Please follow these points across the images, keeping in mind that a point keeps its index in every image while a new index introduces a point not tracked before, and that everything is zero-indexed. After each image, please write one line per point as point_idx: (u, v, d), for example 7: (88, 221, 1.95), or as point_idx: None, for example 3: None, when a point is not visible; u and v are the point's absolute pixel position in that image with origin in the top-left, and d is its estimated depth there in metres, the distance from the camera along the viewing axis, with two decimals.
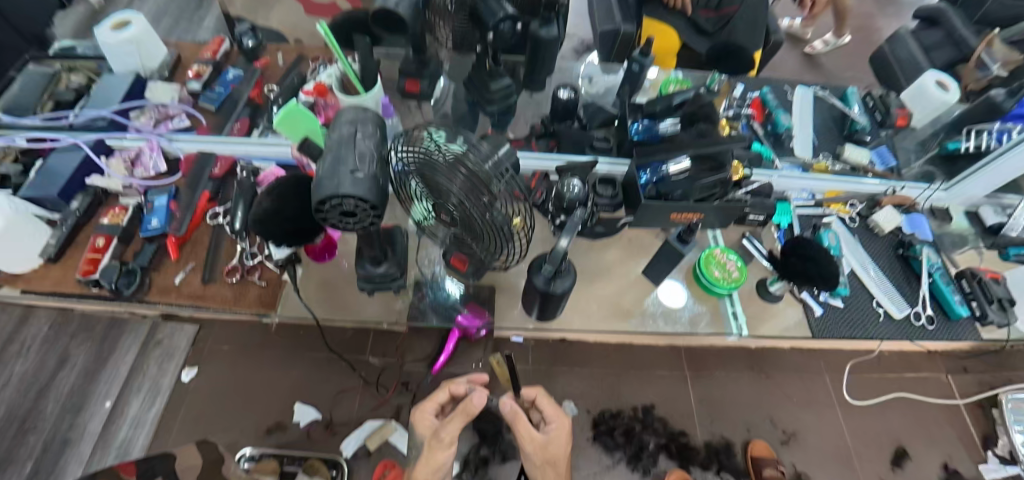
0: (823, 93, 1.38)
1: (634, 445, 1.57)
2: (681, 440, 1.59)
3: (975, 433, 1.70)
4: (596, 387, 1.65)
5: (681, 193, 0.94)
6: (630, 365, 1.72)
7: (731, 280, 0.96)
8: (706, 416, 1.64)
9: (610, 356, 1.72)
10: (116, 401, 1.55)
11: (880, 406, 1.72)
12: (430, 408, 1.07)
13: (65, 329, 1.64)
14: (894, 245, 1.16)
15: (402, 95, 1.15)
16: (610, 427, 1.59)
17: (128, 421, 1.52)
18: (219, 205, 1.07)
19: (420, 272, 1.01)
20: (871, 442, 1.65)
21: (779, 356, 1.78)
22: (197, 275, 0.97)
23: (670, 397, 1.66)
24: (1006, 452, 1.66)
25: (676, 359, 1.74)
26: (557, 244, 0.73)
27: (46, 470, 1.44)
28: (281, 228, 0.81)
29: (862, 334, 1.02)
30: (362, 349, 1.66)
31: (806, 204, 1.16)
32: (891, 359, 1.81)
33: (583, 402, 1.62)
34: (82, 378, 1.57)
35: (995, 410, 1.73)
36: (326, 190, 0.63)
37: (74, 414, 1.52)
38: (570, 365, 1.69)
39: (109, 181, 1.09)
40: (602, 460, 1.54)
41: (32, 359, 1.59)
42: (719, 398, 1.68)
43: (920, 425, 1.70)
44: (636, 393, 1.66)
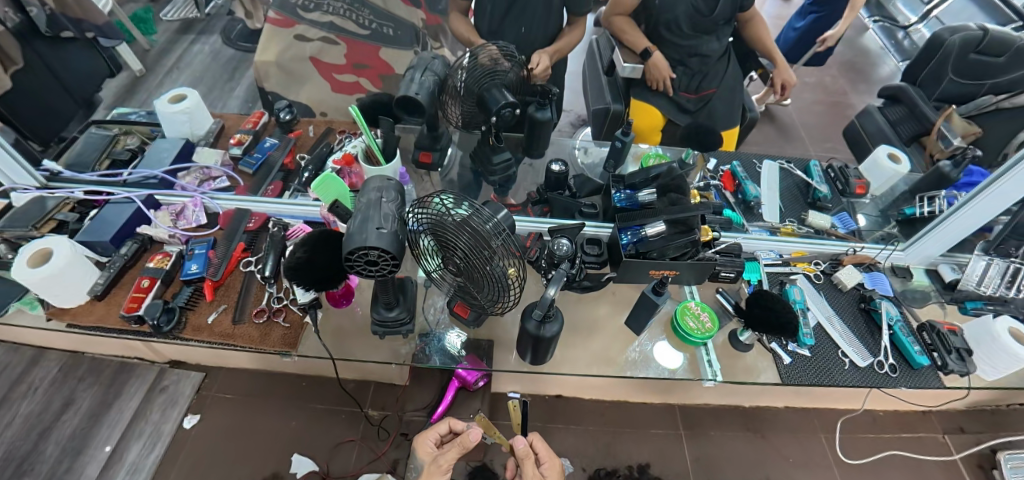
0: (787, 166, 1.56)
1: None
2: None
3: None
4: (592, 443, 1.69)
5: (657, 251, 1.07)
6: (627, 421, 1.76)
7: (704, 330, 1.07)
8: (702, 475, 1.67)
9: (607, 413, 1.77)
10: (116, 447, 1.59)
11: (877, 469, 1.74)
12: (429, 439, 1.19)
13: (74, 372, 1.71)
14: (857, 300, 1.28)
15: (416, 166, 1.33)
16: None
17: (126, 467, 1.55)
18: (252, 255, 1.21)
19: (425, 319, 1.12)
20: None
21: (773, 416, 1.82)
22: (228, 316, 1.09)
23: (665, 455, 1.70)
24: None
25: (670, 418, 1.79)
26: (546, 292, 0.85)
27: None
28: (310, 275, 0.94)
29: (829, 380, 1.11)
30: (362, 399, 1.73)
31: (775, 262, 1.28)
32: (883, 419, 1.85)
33: (579, 459, 1.66)
34: (86, 421, 1.63)
35: (995, 471, 1.75)
36: (355, 242, 0.78)
37: (73, 458, 1.56)
38: (567, 422, 1.74)
39: (156, 230, 1.23)
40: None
41: (39, 400, 1.65)
42: (713, 458, 1.71)
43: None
44: (632, 451, 1.69)
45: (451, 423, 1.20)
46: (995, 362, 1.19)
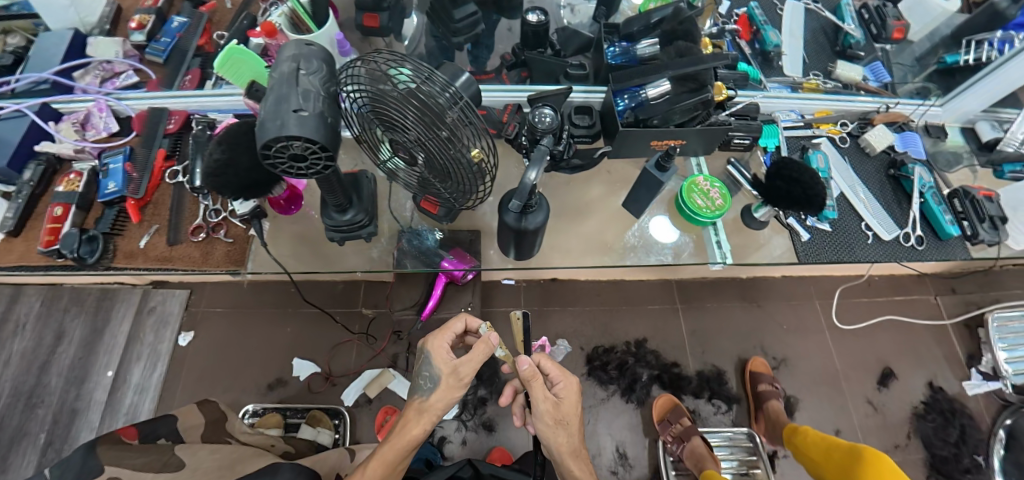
0: (814, 6, 1.30)
1: (628, 378, 1.60)
2: (674, 371, 1.62)
3: (959, 351, 1.73)
4: (589, 325, 1.67)
5: (660, 118, 0.88)
6: (623, 301, 1.72)
7: (714, 209, 0.91)
8: (698, 346, 1.67)
9: (602, 294, 1.72)
10: (118, 371, 1.51)
11: (869, 330, 1.74)
12: (444, 337, 0.91)
13: (57, 304, 1.58)
14: (886, 166, 1.14)
15: (363, 33, 1.07)
16: (604, 362, 1.61)
17: (133, 388, 1.50)
18: (178, 163, 1.02)
19: (394, 219, 0.96)
20: (859, 364, 1.68)
21: (770, 285, 1.79)
22: (163, 237, 0.96)
23: (662, 330, 1.68)
24: (989, 369, 1.68)
25: (667, 293, 1.75)
26: (524, 177, 0.68)
27: (59, 440, 1.42)
28: (235, 181, 0.76)
29: (850, 256, 1.01)
30: (353, 302, 1.63)
31: (795, 124, 1.09)
32: (875, 282, 1.82)
33: (576, 340, 1.64)
34: (82, 351, 1.53)
35: (981, 330, 1.75)
36: (269, 132, 0.59)
37: (79, 386, 1.49)
38: (564, 304, 1.69)
39: (59, 147, 1.02)
40: (596, 394, 1.57)
41: (30, 336, 1.54)
42: (709, 330, 1.70)
43: (908, 344, 1.73)
44: (629, 329, 1.67)
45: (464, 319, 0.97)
46: None
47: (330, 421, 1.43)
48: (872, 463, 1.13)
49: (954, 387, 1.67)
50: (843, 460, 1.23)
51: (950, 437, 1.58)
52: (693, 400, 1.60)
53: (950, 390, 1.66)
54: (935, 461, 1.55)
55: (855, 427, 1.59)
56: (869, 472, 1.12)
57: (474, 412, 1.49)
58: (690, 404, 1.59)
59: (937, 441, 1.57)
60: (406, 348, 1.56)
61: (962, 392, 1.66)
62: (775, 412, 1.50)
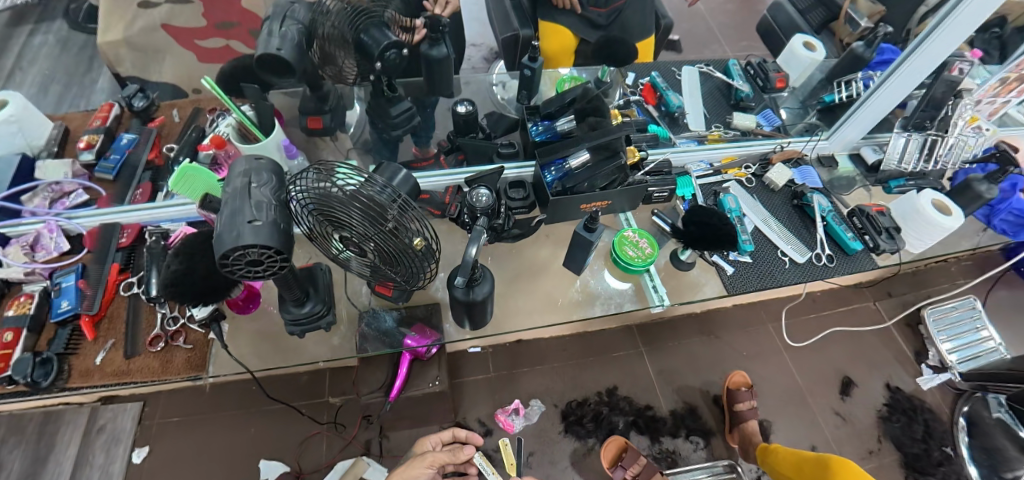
0: (707, 69, 1.50)
1: (605, 428, 1.62)
2: (648, 414, 1.66)
3: (908, 350, 1.87)
4: (560, 381, 1.69)
5: (586, 184, 1.00)
6: (590, 352, 1.77)
7: (645, 258, 1.01)
8: (667, 385, 1.73)
9: (569, 348, 1.77)
10: None
11: (820, 344, 1.86)
12: (430, 440, 1.26)
13: None
14: (790, 197, 1.30)
15: (308, 133, 1.17)
16: (579, 415, 1.63)
17: None
18: (133, 275, 1.04)
19: (352, 305, 1.01)
20: (819, 378, 1.79)
21: (723, 315, 1.90)
22: (120, 351, 0.95)
23: (631, 375, 1.73)
24: (937, 362, 1.81)
25: (630, 338, 1.81)
26: (466, 254, 0.74)
27: None
28: (194, 289, 0.80)
29: (772, 281, 1.13)
30: (319, 392, 1.60)
31: (706, 173, 1.24)
32: (815, 299, 1.97)
33: (549, 397, 1.66)
34: None
35: (922, 327, 1.90)
36: (226, 244, 0.64)
37: None
38: (532, 364, 1.72)
39: (8, 271, 1.01)
40: (577, 449, 1.58)
41: None
42: (674, 368, 1.76)
43: (859, 353, 1.85)
44: (599, 378, 1.71)
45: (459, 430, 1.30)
46: (921, 236, 1.29)
47: None
48: (836, 471, 1.21)
49: (910, 385, 1.79)
50: (813, 470, 1.30)
51: (916, 434, 1.68)
52: (672, 440, 1.63)
53: (907, 389, 1.78)
54: (909, 460, 1.63)
55: (828, 440, 1.66)
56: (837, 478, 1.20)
57: None
58: (669, 445, 1.62)
59: (906, 440, 1.67)
60: (379, 433, 1.54)
61: (918, 389, 1.78)
62: (749, 432, 1.56)
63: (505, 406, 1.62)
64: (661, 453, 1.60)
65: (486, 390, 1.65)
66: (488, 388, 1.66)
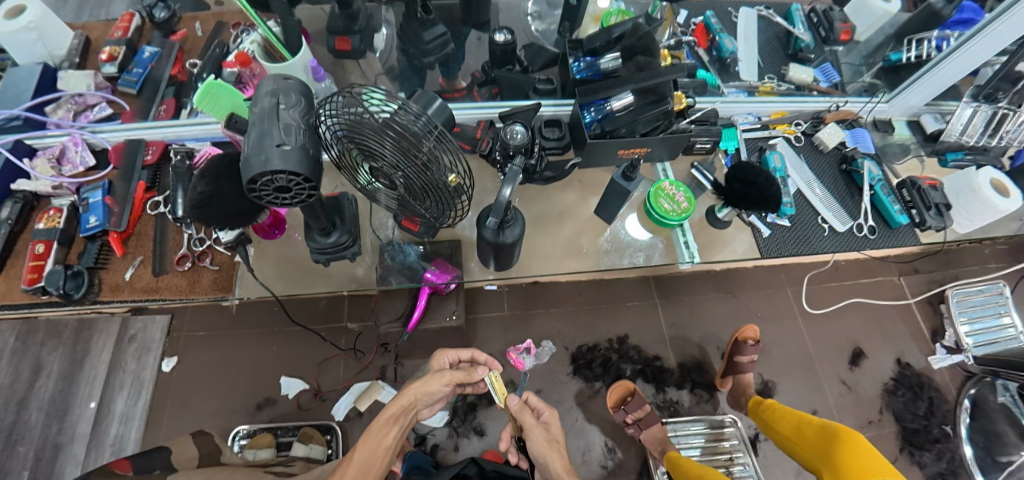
0: (766, 12, 1.37)
1: (612, 374, 1.64)
2: (656, 364, 1.67)
3: (925, 328, 1.82)
4: (572, 325, 1.70)
5: (626, 129, 0.93)
6: (603, 300, 1.76)
7: (681, 212, 0.96)
8: (676, 338, 1.72)
9: (582, 292, 1.76)
10: (101, 402, 1.46)
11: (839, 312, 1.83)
12: (447, 356, 1.10)
13: (33, 337, 1.50)
14: (839, 161, 1.22)
15: (335, 56, 1.12)
16: (588, 360, 1.65)
17: (117, 418, 1.45)
18: (159, 194, 1.03)
19: (375, 236, 0.99)
20: (831, 346, 1.77)
21: (742, 276, 1.86)
22: (148, 268, 0.97)
23: (641, 326, 1.73)
24: (952, 343, 1.77)
25: (645, 288, 1.80)
26: (500, 194, 0.70)
27: (45, 474, 1.38)
28: (221, 212, 0.79)
29: (809, 249, 1.09)
30: (338, 317, 1.64)
31: (753, 127, 1.17)
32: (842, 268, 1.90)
33: (560, 340, 1.68)
34: (61, 384, 1.47)
35: (943, 306, 1.85)
36: (254, 168, 0.62)
37: (60, 420, 1.43)
38: (546, 306, 1.73)
39: (36, 184, 1.02)
40: (582, 392, 1.61)
41: (6, 372, 1.47)
42: (685, 321, 1.76)
43: (874, 325, 1.82)
44: (611, 326, 1.71)
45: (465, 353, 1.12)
46: (972, 216, 1.21)
47: (323, 437, 1.43)
48: (841, 442, 1.17)
49: (919, 362, 1.76)
50: (818, 436, 1.25)
51: (919, 411, 1.66)
52: (677, 391, 1.65)
53: (917, 366, 1.75)
54: (906, 434, 1.63)
55: (829, 406, 1.67)
56: (840, 448, 1.16)
57: (464, 419, 1.44)
58: (673, 395, 1.65)
59: (907, 414, 1.66)
60: (395, 359, 1.59)
61: (928, 366, 1.75)
62: (744, 383, 1.56)
63: (517, 345, 1.65)
64: (663, 403, 1.63)
65: (499, 328, 1.67)
66: (501, 326, 1.68)
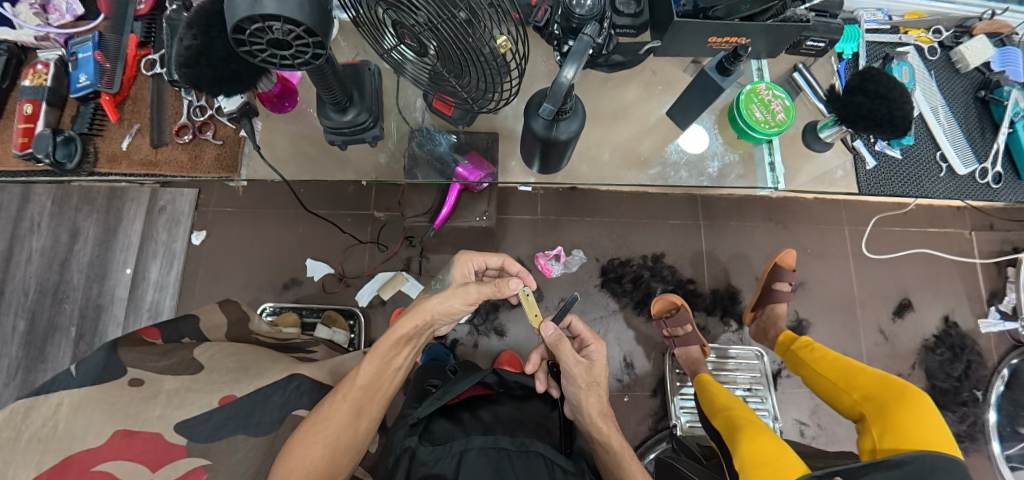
0: None
1: (642, 292, 1.44)
2: (689, 287, 1.45)
3: (980, 289, 1.50)
4: (607, 236, 1.48)
5: (724, 9, 0.70)
6: (643, 214, 1.51)
7: (774, 124, 0.78)
8: (716, 263, 1.48)
9: (624, 204, 1.51)
10: (136, 269, 1.43)
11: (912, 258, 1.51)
12: (473, 262, 0.84)
13: (68, 202, 1.45)
14: (976, 86, 0.97)
15: None
16: (619, 275, 1.44)
17: (152, 285, 1.43)
18: (155, 52, 0.89)
19: (402, 119, 0.85)
20: (878, 292, 1.48)
21: (800, 205, 1.54)
22: (146, 139, 0.86)
23: (682, 245, 1.48)
24: (1009, 308, 1.46)
25: (690, 208, 1.52)
26: (560, 76, 0.55)
27: (89, 333, 1.38)
28: (210, 75, 0.64)
29: (916, 192, 0.90)
30: (365, 204, 1.51)
31: (880, 27, 0.93)
32: (938, 212, 1.55)
33: (592, 251, 1.47)
34: (99, 249, 1.44)
35: (1010, 269, 1.50)
36: (238, 9, 0.46)
37: (99, 282, 1.42)
38: (583, 214, 1.49)
39: (20, 33, 0.89)
40: (607, 306, 1.43)
41: (46, 235, 1.43)
42: (730, 248, 1.49)
43: (929, 276, 1.50)
44: (647, 242, 1.48)
45: (492, 261, 0.87)
46: None
47: (346, 322, 1.38)
48: (896, 399, 0.87)
49: (968, 324, 1.47)
50: (869, 385, 0.94)
51: (954, 372, 1.41)
52: (705, 318, 1.44)
53: (964, 327, 1.46)
54: (933, 393, 1.40)
55: (861, 354, 1.43)
56: (892, 406, 0.86)
57: (485, 317, 1.39)
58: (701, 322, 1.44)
59: (940, 373, 1.41)
60: (420, 253, 1.46)
61: (973, 330, 1.46)
62: (776, 315, 1.32)
63: (546, 250, 1.46)
64: None
65: (527, 231, 1.47)
66: (532, 229, 1.48)
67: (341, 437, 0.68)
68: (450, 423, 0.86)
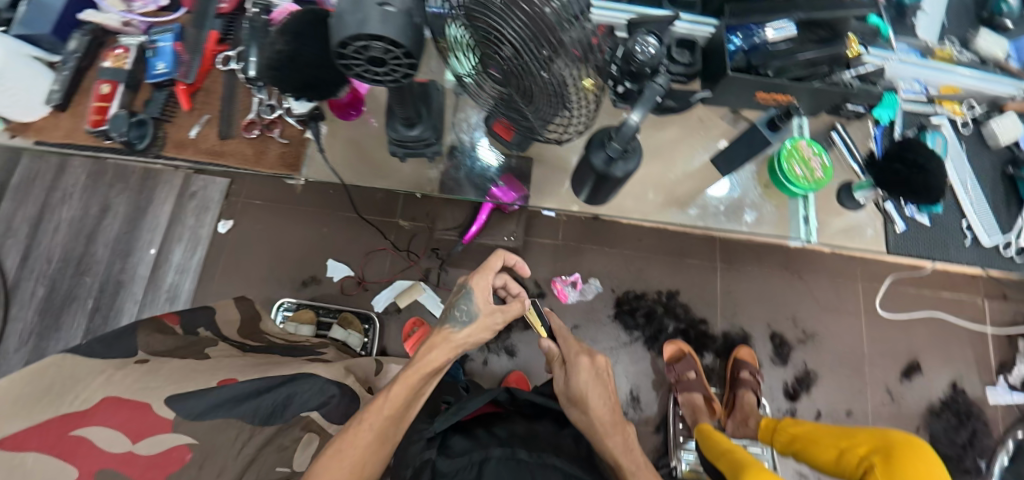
0: None
1: (654, 328, 1.47)
2: (701, 328, 1.48)
3: (991, 359, 1.50)
4: (624, 269, 1.50)
5: (777, 68, 0.76)
6: (662, 250, 1.53)
7: (812, 180, 0.81)
8: (730, 307, 1.50)
9: (644, 239, 1.54)
10: (160, 250, 1.47)
11: (925, 321, 1.52)
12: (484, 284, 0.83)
13: (104, 177, 1.50)
14: (1003, 162, 1.01)
15: None
16: (633, 307, 1.47)
17: (173, 267, 1.47)
18: (231, 49, 0.94)
19: (456, 137, 0.88)
20: (888, 352, 1.49)
21: (815, 256, 1.56)
22: (214, 129, 0.91)
23: (697, 284, 1.51)
24: (1017, 382, 1.48)
25: (709, 249, 1.55)
26: (628, 119, 0.62)
27: (105, 307, 1.42)
28: (291, 80, 0.69)
29: (942, 256, 0.93)
30: (391, 212, 1.54)
31: (916, 99, 0.97)
32: (953, 277, 1.57)
33: (608, 281, 1.49)
34: (126, 226, 1.48)
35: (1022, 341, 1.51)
36: (347, 30, 0.51)
37: (123, 259, 1.46)
38: (602, 244, 1.52)
39: (103, 17, 0.95)
40: (619, 337, 1.45)
41: (78, 205, 1.48)
42: (744, 293, 1.51)
43: (941, 341, 1.51)
44: (664, 278, 1.51)
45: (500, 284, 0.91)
46: None
47: (361, 325, 1.41)
48: (894, 446, 0.86)
49: (976, 392, 1.47)
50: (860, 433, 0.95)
51: (959, 439, 1.41)
52: (714, 360, 1.46)
53: (971, 395, 1.47)
54: None
55: (868, 412, 1.44)
56: (889, 458, 0.84)
57: (498, 336, 1.41)
58: (709, 363, 1.46)
59: (945, 439, 1.41)
60: (441, 265, 1.49)
61: (981, 398, 1.46)
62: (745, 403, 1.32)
63: (563, 275, 1.49)
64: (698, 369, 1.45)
65: (547, 256, 1.50)
66: (552, 254, 1.50)
67: (366, 463, 0.68)
68: (465, 440, 0.87)
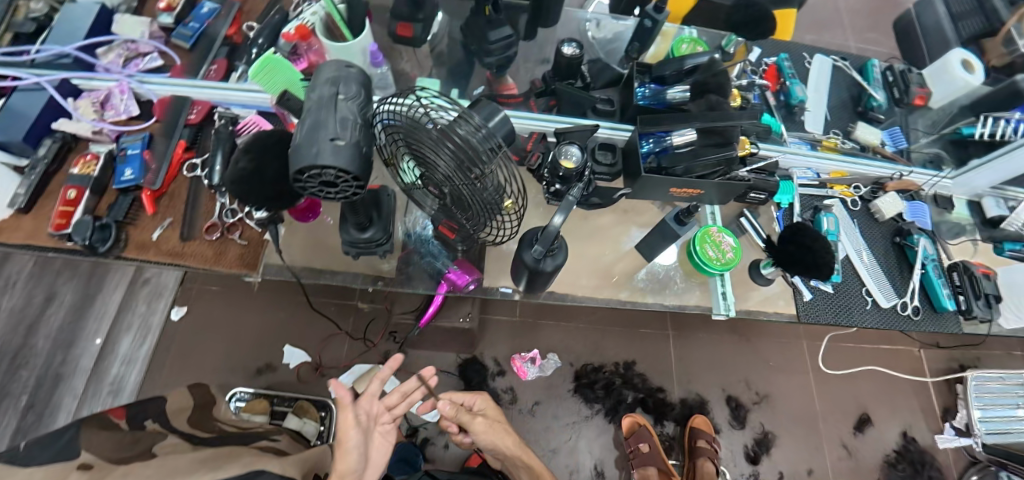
0: (842, 63, 1.33)
1: (613, 399, 1.51)
2: (659, 396, 1.53)
3: (934, 406, 1.61)
4: (581, 342, 1.56)
5: (683, 168, 0.90)
6: (617, 322, 1.61)
7: (724, 262, 0.92)
8: (684, 374, 1.57)
9: (599, 313, 1.62)
10: (107, 339, 1.44)
11: (867, 375, 1.63)
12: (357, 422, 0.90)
13: (51, 265, 1.48)
14: (892, 233, 1.16)
15: (394, 39, 1.06)
16: (592, 380, 1.52)
17: (119, 358, 1.42)
18: (197, 156, 1.02)
19: (404, 231, 0.99)
20: (837, 408, 1.58)
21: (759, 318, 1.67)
22: (176, 232, 0.95)
23: (651, 354, 1.58)
24: (962, 424, 1.58)
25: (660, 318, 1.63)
26: (551, 221, 0.71)
27: (41, 402, 1.36)
28: (259, 193, 0.76)
29: (846, 320, 1.04)
30: (349, 294, 1.57)
31: (810, 183, 1.12)
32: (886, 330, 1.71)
33: (566, 355, 1.55)
34: (71, 316, 1.45)
35: (960, 386, 1.63)
36: (304, 159, 0.59)
37: (65, 350, 1.41)
38: (558, 319, 1.58)
39: (78, 126, 1.00)
40: (580, 411, 1.49)
41: (21, 294, 1.45)
42: (696, 359, 1.59)
43: (886, 394, 1.61)
44: (620, 349, 1.57)
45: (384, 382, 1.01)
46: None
47: (317, 413, 1.37)
48: None
49: (926, 440, 1.57)
50: None
51: None
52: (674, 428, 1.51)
53: (923, 443, 1.56)
54: None
55: (827, 469, 1.50)
56: None
57: None
58: (668, 430, 1.51)
59: None
60: (400, 348, 1.51)
61: (932, 445, 1.56)
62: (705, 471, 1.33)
63: (523, 352, 1.53)
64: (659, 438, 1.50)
65: (506, 333, 1.55)
66: (510, 330, 1.55)
67: None
68: None
